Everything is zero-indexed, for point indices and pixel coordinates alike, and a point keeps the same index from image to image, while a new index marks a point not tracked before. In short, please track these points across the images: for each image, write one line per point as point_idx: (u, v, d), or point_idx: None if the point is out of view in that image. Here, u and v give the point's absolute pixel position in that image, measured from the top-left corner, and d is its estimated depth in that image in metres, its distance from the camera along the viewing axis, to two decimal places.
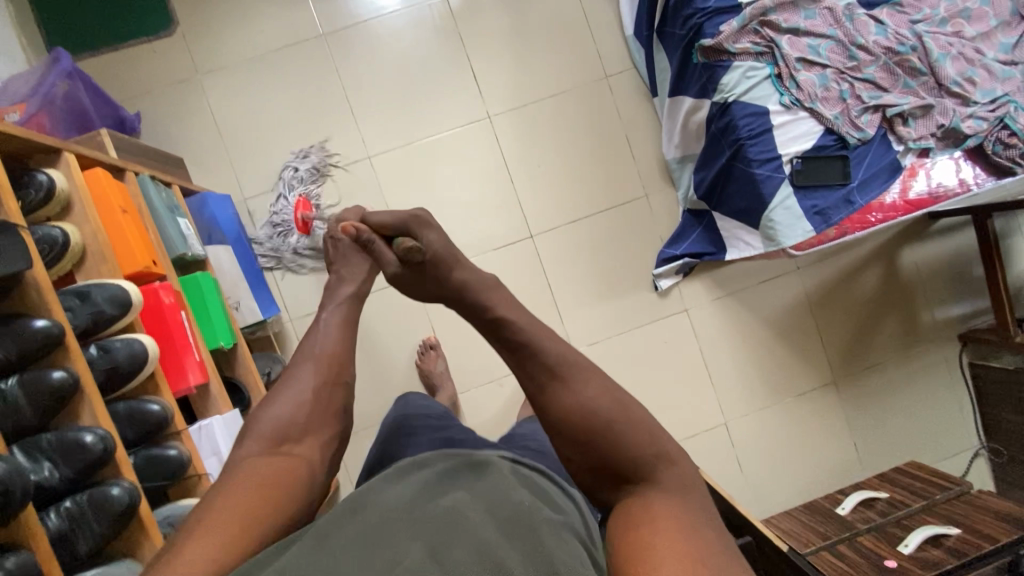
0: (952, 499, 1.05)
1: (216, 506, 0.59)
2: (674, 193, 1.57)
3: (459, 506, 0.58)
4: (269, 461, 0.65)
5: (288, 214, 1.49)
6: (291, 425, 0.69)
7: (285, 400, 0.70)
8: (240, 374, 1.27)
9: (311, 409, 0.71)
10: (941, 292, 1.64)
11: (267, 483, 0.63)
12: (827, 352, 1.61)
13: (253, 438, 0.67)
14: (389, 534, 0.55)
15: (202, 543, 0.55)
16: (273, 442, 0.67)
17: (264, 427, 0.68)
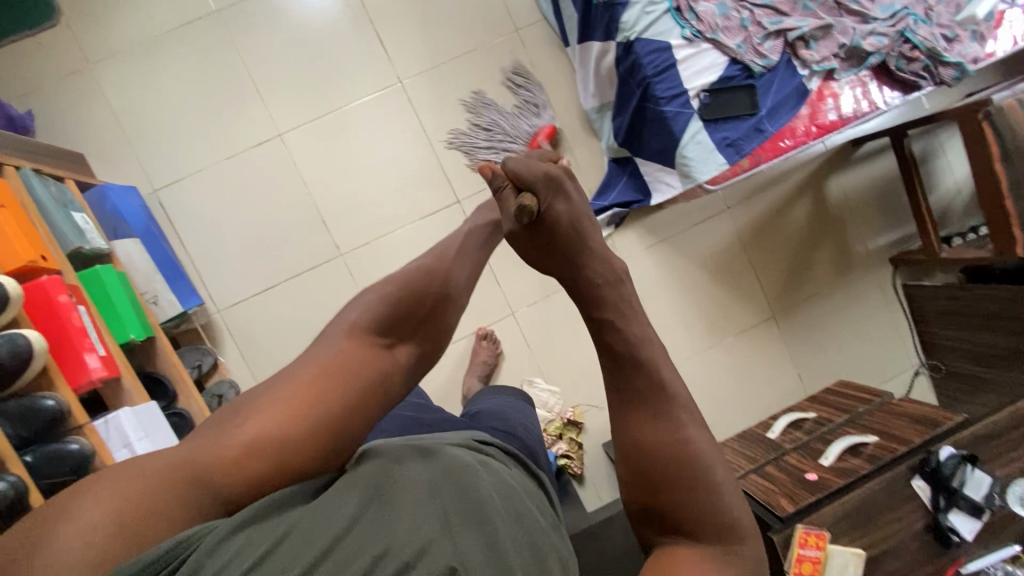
0: (872, 411, 1.07)
1: (291, 387, 0.57)
2: (597, 143, 1.55)
3: (478, 491, 0.57)
4: (362, 351, 0.61)
5: (203, 202, 1.45)
6: (406, 317, 0.65)
7: (399, 285, 0.66)
8: (160, 368, 1.24)
9: (419, 308, 0.66)
10: (870, 218, 1.66)
11: (347, 382, 0.58)
12: (764, 288, 1.62)
13: (361, 309, 0.63)
14: (426, 488, 0.55)
15: (256, 435, 0.53)
16: (378, 336, 0.63)
17: (373, 307, 0.64)
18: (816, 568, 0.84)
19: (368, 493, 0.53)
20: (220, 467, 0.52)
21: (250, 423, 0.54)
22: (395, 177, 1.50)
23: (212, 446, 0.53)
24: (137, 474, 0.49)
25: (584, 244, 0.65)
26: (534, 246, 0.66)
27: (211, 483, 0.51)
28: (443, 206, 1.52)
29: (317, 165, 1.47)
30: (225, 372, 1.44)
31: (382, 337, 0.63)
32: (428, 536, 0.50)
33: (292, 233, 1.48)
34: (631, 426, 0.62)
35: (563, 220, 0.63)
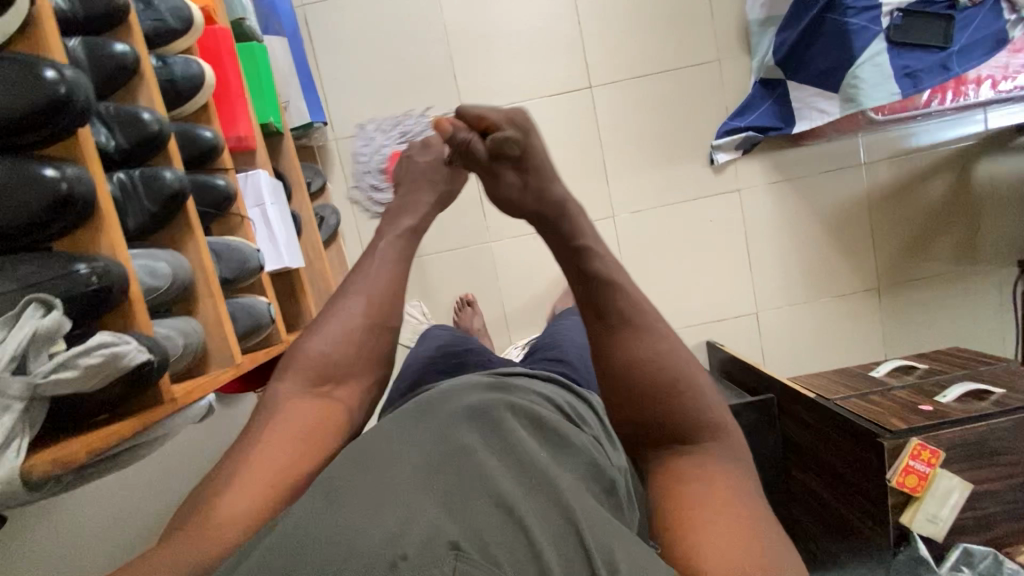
0: (996, 371, 1.01)
1: (253, 459, 0.58)
2: (748, 62, 1.47)
3: (454, 441, 0.51)
4: (313, 402, 0.64)
5: (345, 27, 1.44)
6: (336, 363, 0.66)
7: (338, 333, 0.67)
8: (282, 166, 1.25)
9: (358, 346, 0.67)
10: (1011, 212, 1.54)
11: (308, 430, 0.61)
12: (876, 256, 1.54)
13: (297, 369, 0.65)
14: (411, 467, 0.49)
15: (246, 493, 0.55)
16: (314, 384, 0.65)
17: (310, 360, 0.66)
18: (920, 483, 0.82)
19: (345, 492, 0.47)
20: (217, 539, 0.52)
21: (225, 502, 0.54)
22: (535, 47, 1.46)
23: (207, 520, 0.53)
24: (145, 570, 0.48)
25: (551, 176, 0.71)
26: (520, 181, 0.71)
27: (216, 549, 0.51)
28: (574, 89, 1.48)
29: (463, 16, 1.45)
30: (328, 199, 1.47)
31: (318, 380, 0.65)
32: (425, 519, 0.43)
33: (422, 79, 1.46)
34: (628, 349, 0.62)
35: (541, 154, 0.71)
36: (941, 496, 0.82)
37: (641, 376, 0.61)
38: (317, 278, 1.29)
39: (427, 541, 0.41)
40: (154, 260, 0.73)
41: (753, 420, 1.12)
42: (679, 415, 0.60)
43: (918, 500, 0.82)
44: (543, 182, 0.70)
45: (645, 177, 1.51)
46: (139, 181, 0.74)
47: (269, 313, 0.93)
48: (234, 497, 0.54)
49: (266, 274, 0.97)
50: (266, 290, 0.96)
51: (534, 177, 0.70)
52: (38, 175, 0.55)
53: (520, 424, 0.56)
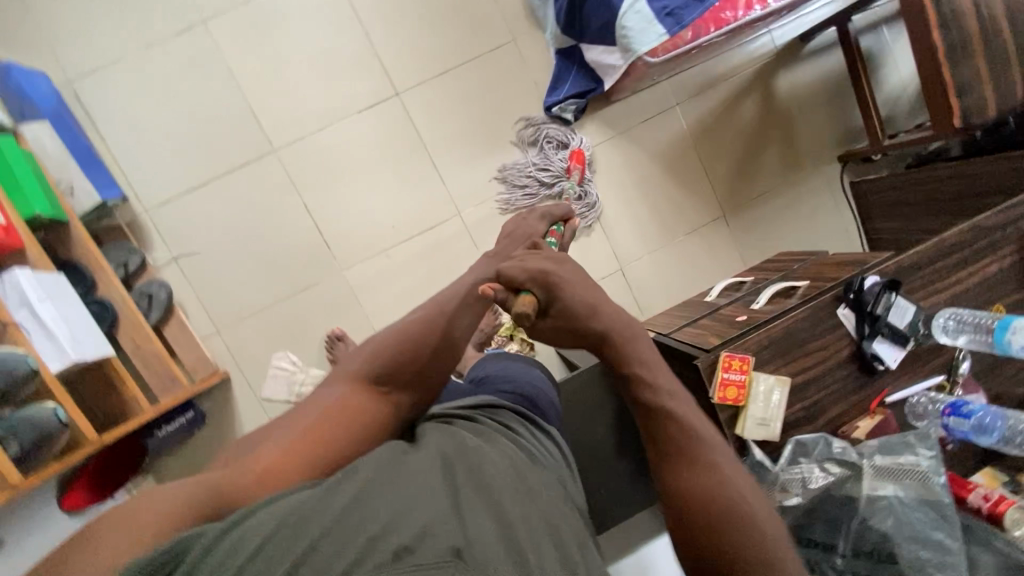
0: (806, 265, 1.06)
1: (282, 436, 0.60)
2: (541, 35, 1.51)
3: (482, 465, 0.55)
4: (360, 396, 0.67)
5: (123, 93, 1.36)
6: (397, 371, 0.70)
7: (394, 342, 0.72)
8: (77, 254, 1.16)
9: (421, 347, 0.73)
10: (818, 115, 1.65)
11: (340, 418, 0.63)
12: (713, 185, 1.61)
13: (355, 370, 0.70)
14: (428, 482, 0.50)
15: (273, 458, 0.56)
16: (374, 383, 0.68)
17: (375, 365, 0.70)
18: (740, 393, 0.84)
19: (356, 488, 0.48)
20: (238, 487, 0.51)
21: (260, 456, 0.56)
22: (330, 68, 1.43)
23: (243, 469, 0.54)
24: (158, 497, 0.45)
25: (599, 313, 0.64)
26: (554, 331, 0.64)
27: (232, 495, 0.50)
28: (382, 99, 1.46)
29: (246, 54, 1.40)
30: (155, 273, 1.38)
31: (376, 383, 0.68)
32: (425, 523, 0.44)
33: (223, 127, 1.40)
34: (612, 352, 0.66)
35: (575, 303, 0.63)
36: (764, 400, 0.85)
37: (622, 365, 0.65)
38: (151, 360, 1.20)
39: (428, 544, 0.43)
40: None
41: None
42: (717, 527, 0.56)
43: (744, 410, 0.85)
44: (581, 328, 0.64)
45: (478, 168, 1.51)
46: None
47: (59, 417, 0.85)
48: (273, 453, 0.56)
49: (52, 375, 0.89)
50: (58, 394, 0.88)
51: (570, 325, 0.64)
52: None
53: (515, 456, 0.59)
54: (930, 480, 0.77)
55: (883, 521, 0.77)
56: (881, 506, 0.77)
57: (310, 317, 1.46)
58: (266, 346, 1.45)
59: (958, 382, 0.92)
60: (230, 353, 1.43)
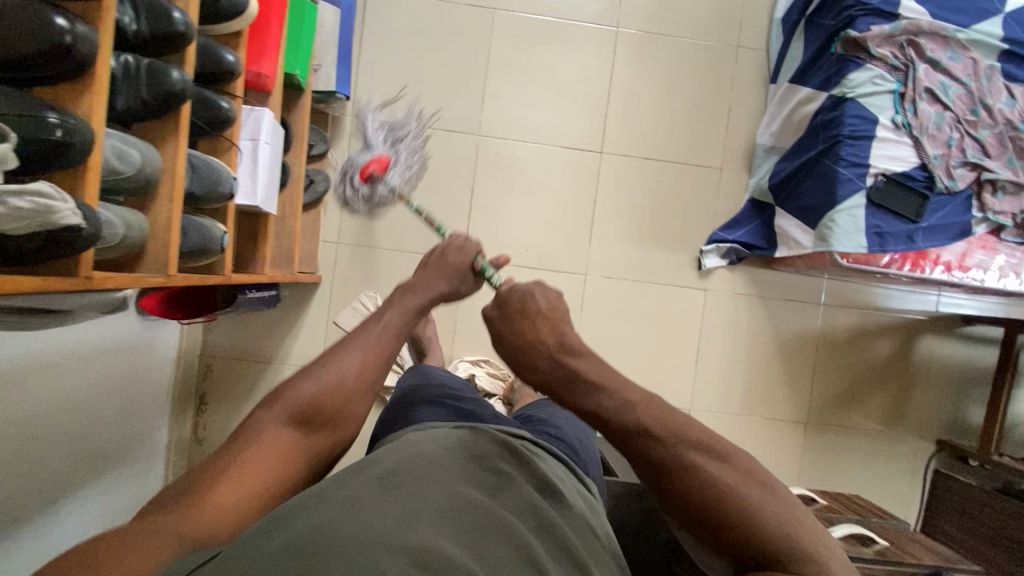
0: (886, 526, 1.04)
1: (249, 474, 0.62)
2: (745, 179, 1.59)
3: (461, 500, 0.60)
4: (289, 438, 0.66)
5: (398, 22, 1.51)
6: (322, 408, 0.68)
7: (325, 374, 0.70)
8: (291, 119, 1.28)
9: (372, 374, 0.73)
10: (940, 391, 1.64)
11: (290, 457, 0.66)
12: (813, 392, 1.60)
13: (291, 399, 0.68)
14: (436, 509, 0.58)
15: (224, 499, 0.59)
16: (298, 420, 0.67)
17: (301, 399, 0.68)
18: None
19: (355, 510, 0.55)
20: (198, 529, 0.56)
21: (221, 491, 0.60)
22: (562, 100, 1.55)
23: (203, 507, 0.58)
24: (140, 538, 0.52)
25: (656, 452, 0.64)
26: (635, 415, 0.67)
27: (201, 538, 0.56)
28: (587, 148, 1.55)
29: (506, 49, 1.53)
30: (325, 167, 1.48)
31: (306, 415, 0.68)
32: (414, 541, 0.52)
33: (452, 90, 1.53)
34: (731, 508, 0.57)
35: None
36: None
37: (690, 488, 0.58)
38: (284, 234, 1.28)
39: None
40: (127, 146, 0.72)
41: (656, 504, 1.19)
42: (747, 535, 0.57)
43: None
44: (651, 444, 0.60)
45: (626, 251, 1.57)
46: (143, 68, 0.73)
47: (221, 242, 0.92)
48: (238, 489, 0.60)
49: (233, 204, 0.98)
50: (227, 220, 0.96)
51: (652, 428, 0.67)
52: (49, 20, 0.55)
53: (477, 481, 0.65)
54: None
55: None
56: None
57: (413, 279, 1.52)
58: (364, 279, 1.51)
59: None
60: (334, 264, 1.50)
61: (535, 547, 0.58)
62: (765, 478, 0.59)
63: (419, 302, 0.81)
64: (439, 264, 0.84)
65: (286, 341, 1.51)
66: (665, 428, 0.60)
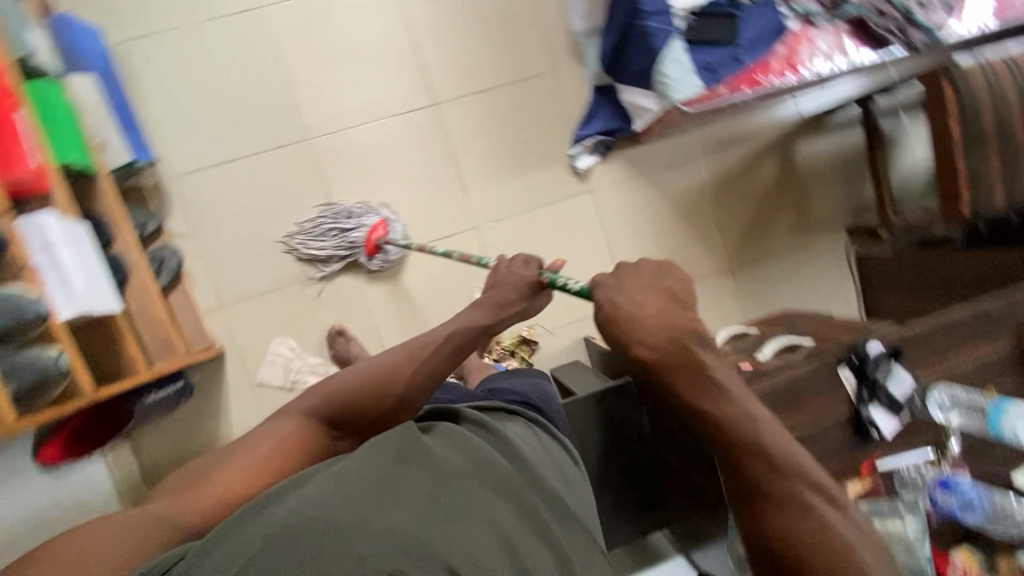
0: (813, 326, 1.09)
1: (239, 469, 0.67)
2: (581, 70, 1.57)
3: (473, 493, 0.61)
4: (314, 435, 0.73)
5: (171, 61, 1.38)
6: (353, 412, 0.74)
7: (359, 373, 0.76)
8: (99, 209, 1.17)
9: (390, 382, 0.75)
10: (832, 185, 1.72)
11: (290, 456, 0.71)
12: (725, 237, 1.65)
13: (319, 398, 0.75)
14: (444, 498, 0.60)
15: (214, 489, 0.65)
16: (326, 421, 0.74)
17: (326, 401, 0.74)
18: None
19: (354, 502, 0.56)
20: (197, 510, 0.63)
21: (217, 484, 0.66)
22: (374, 69, 1.47)
23: (189, 499, 0.64)
24: (102, 539, 0.56)
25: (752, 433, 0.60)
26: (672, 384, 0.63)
27: (189, 527, 0.62)
28: (420, 106, 1.49)
29: (295, 43, 1.43)
30: (170, 239, 1.38)
31: (331, 423, 0.74)
32: (408, 539, 0.54)
33: (260, 106, 1.43)
34: (782, 520, 0.58)
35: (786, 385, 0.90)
36: None
37: (772, 501, 0.58)
38: (152, 324, 1.20)
39: None
40: None
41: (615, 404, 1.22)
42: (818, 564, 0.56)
43: None
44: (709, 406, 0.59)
45: (502, 187, 1.54)
46: None
47: (61, 364, 0.87)
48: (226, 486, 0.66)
49: (57, 323, 0.89)
50: (64, 338, 0.89)
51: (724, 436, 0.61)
52: None
53: (497, 475, 0.65)
54: (915, 548, 0.85)
55: None
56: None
57: (314, 307, 1.46)
58: (267, 329, 1.44)
59: (948, 459, 0.92)
60: (229, 329, 1.42)
61: (515, 535, 0.59)
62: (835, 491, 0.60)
63: (488, 309, 0.86)
64: (507, 282, 0.88)
65: (219, 424, 1.44)
66: (746, 412, 0.59)
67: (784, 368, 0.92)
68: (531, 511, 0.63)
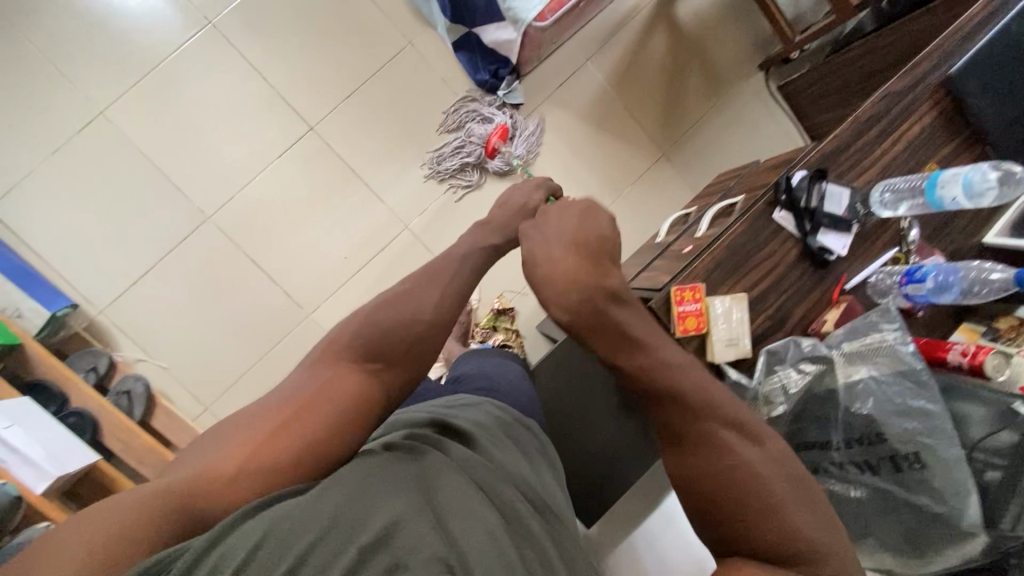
0: (744, 178, 1.05)
1: (249, 434, 0.58)
2: (435, 30, 1.49)
3: (470, 497, 0.57)
4: (337, 377, 0.63)
5: (44, 204, 1.35)
6: (392, 342, 0.66)
7: (386, 311, 0.69)
8: (41, 373, 1.17)
9: (413, 320, 0.69)
10: (727, 30, 1.64)
11: (316, 408, 0.60)
12: (645, 128, 1.60)
13: (348, 339, 0.66)
14: (468, 496, 0.57)
15: (223, 465, 0.55)
16: (358, 360, 0.64)
17: (356, 339, 0.66)
18: (700, 321, 0.84)
19: (358, 505, 0.51)
20: (204, 494, 0.53)
21: (229, 451, 0.56)
22: (236, 122, 1.42)
23: (203, 472, 0.54)
24: (111, 514, 0.49)
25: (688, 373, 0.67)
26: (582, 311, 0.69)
27: (201, 508, 0.53)
28: (297, 137, 1.44)
29: (150, 132, 1.39)
30: (127, 369, 1.37)
31: (360, 361, 0.65)
32: (416, 540, 0.49)
33: (146, 207, 1.39)
34: (697, 458, 0.63)
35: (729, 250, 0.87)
36: (725, 321, 0.85)
37: (723, 459, 0.63)
38: (141, 454, 1.20)
39: None
40: None
41: None
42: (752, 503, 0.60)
43: (709, 336, 0.85)
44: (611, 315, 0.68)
45: (411, 178, 1.50)
46: None
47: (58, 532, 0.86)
48: (240, 452, 0.56)
49: (39, 498, 0.91)
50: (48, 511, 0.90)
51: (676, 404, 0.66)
52: None
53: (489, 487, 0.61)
54: (899, 352, 0.76)
55: (865, 405, 0.76)
56: (876, 401, 0.76)
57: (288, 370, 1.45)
58: None
59: (912, 250, 0.91)
60: None
61: (508, 541, 0.54)
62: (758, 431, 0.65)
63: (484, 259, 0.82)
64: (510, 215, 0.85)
65: None
66: (661, 359, 0.66)
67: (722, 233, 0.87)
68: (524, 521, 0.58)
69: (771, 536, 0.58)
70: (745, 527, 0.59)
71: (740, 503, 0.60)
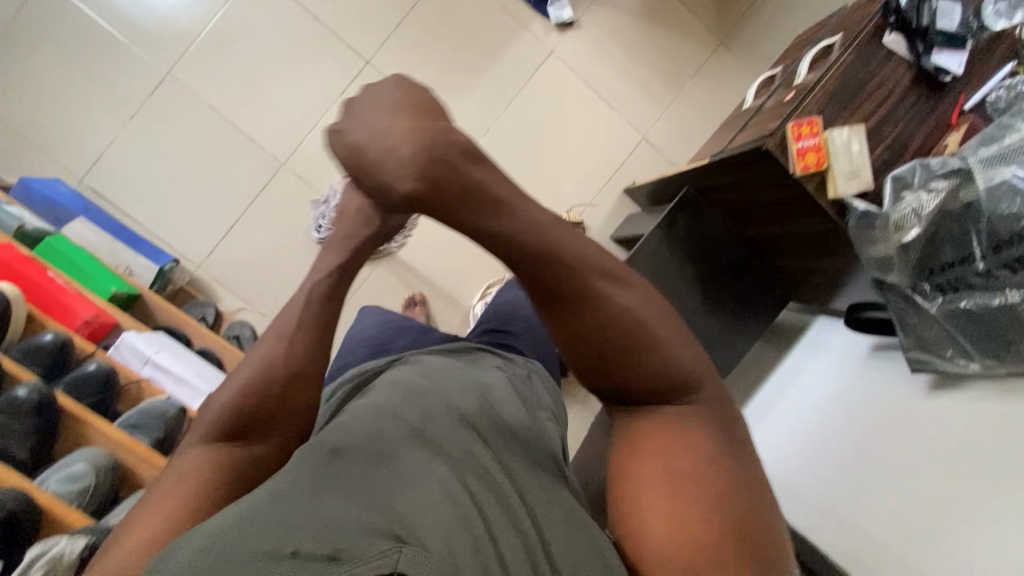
0: (835, 23, 1.01)
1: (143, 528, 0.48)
2: None
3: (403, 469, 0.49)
4: (208, 453, 0.54)
5: (131, 170, 1.41)
6: (257, 407, 0.55)
7: (240, 378, 0.57)
8: (163, 320, 1.23)
9: (273, 377, 0.57)
10: None
11: (195, 483, 0.52)
12: (699, 18, 1.55)
13: (215, 408, 0.55)
14: (421, 467, 0.49)
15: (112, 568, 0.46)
16: (223, 436, 0.55)
17: (237, 392, 0.56)
18: (819, 155, 0.84)
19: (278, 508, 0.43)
20: None
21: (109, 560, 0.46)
22: (296, 66, 1.43)
23: None
24: None
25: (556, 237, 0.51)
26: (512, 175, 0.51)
27: None
28: (355, 73, 1.45)
29: (216, 86, 1.42)
30: (230, 317, 1.43)
31: (227, 431, 0.55)
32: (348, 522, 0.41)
33: (225, 161, 1.43)
34: (599, 302, 0.51)
35: (839, 82, 0.85)
36: (845, 153, 0.84)
37: (595, 317, 0.51)
38: None
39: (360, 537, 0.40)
40: (66, 466, 0.72)
41: (687, 220, 1.18)
42: (645, 375, 0.52)
43: (829, 171, 0.85)
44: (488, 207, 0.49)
45: (470, 100, 1.49)
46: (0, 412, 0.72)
47: None
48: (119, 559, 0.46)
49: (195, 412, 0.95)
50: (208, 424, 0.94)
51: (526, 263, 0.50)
52: None
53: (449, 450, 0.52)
54: None
55: (1012, 205, 0.72)
56: (1002, 196, 0.73)
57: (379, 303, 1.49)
58: None
59: None
60: None
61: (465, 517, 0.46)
62: (633, 279, 0.53)
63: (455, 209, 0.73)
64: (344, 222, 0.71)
65: None
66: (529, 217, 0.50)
67: (832, 63, 0.86)
68: (492, 487, 0.51)
69: (657, 373, 0.52)
70: (619, 371, 0.52)
71: (621, 358, 0.52)
